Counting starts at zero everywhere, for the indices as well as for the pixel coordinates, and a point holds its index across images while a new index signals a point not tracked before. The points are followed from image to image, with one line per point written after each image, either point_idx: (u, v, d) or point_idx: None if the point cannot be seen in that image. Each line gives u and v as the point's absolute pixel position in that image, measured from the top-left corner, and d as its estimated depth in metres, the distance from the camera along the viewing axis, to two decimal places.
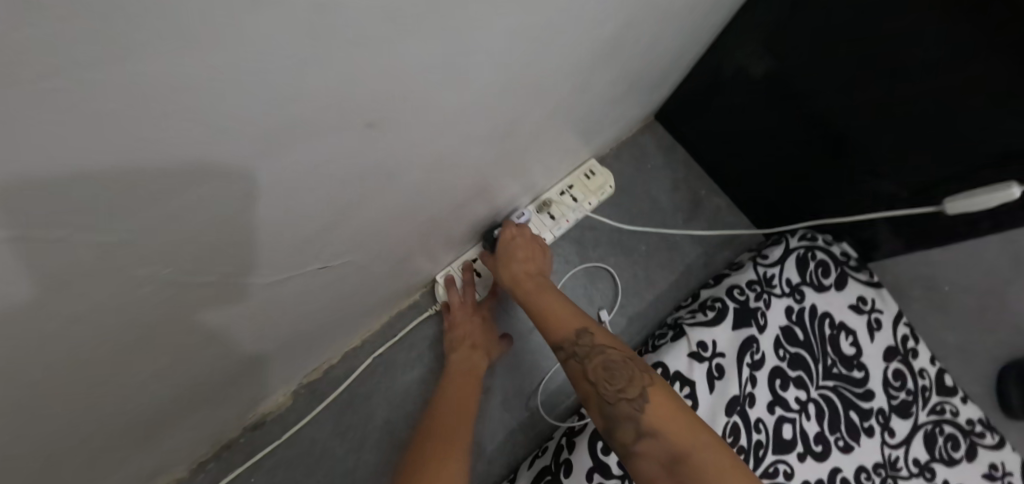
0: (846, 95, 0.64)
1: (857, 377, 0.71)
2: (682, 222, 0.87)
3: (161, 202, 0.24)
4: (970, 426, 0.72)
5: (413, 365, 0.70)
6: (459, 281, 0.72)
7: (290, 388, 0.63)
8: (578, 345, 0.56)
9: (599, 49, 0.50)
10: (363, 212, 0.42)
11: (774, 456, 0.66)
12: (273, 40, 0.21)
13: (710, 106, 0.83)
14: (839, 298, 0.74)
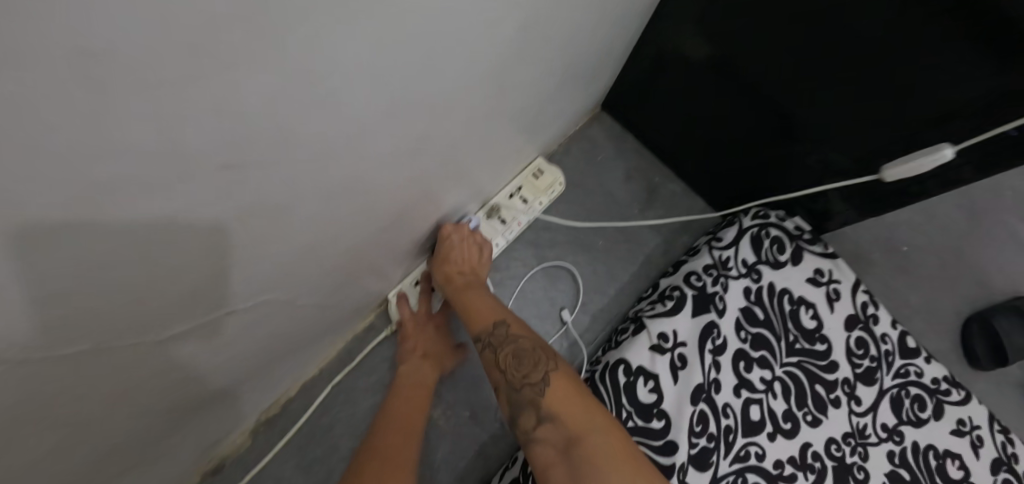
0: (791, 69, 0.63)
1: (820, 351, 0.71)
2: (638, 212, 0.86)
3: (55, 329, 0.23)
4: (936, 384, 0.74)
5: (374, 391, 0.71)
6: (413, 297, 0.73)
7: (247, 429, 0.64)
8: (492, 337, 0.61)
9: (515, 60, 0.49)
10: (288, 264, 0.41)
11: (744, 439, 0.65)
12: (141, 134, 0.20)
13: (655, 91, 0.81)
14: (797, 274, 0.74)
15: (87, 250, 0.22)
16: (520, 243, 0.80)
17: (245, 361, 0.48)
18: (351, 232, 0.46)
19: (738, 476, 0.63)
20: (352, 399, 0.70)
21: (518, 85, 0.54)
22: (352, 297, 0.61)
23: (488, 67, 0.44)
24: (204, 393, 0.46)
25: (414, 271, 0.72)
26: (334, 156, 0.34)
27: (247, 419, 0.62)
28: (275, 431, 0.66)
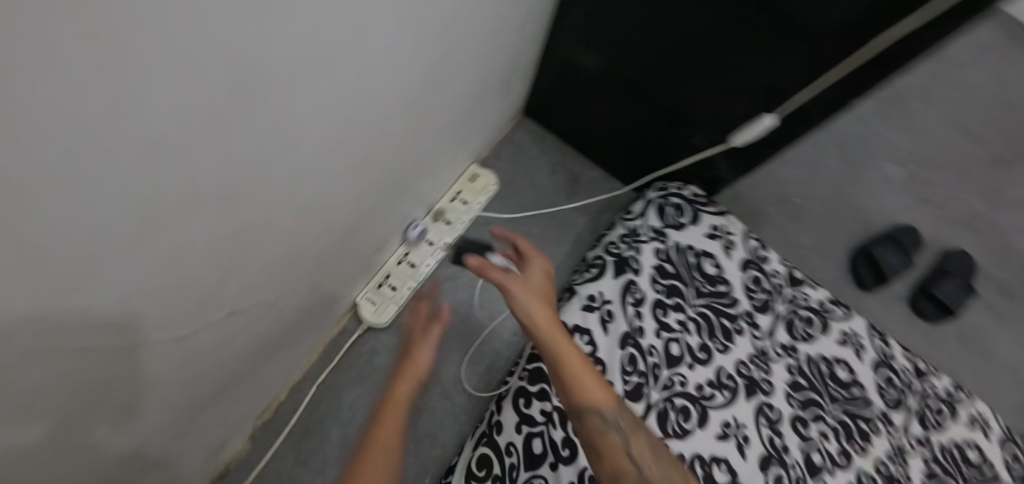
0: (663, 65, 0.78)
1: (723, 292, 0.86)
2: (566, 199, 0.99)
3: (117, 326, 0.33)
4: (820, 306, 0.91)
5: (354, 383, 0.81)
6: (377, 302, 0.82)
7: (246, 434, 0.74)
8: (613, 415, 0.55)
9: (431, 86, 0.60)
10: (269, 274, 0.51)
11: (668, 371, 0.79)
12: (176, 184, 0.30)
13: (563, 94, 0.95)
14: (698, 231, 0.89)
15: (142, 269, 0.32)
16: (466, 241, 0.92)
17: (238, 366, 0.58)
18: (314, 247, 0.57)
19: (667, 400, 0.77)
20: (335, 395, 0.80)
21: (438, 105, 0.66)
22: (323, 304, 0.71)
23: (407, 96, 0.56)
24: (208, 394, 0.55)
25: (374, 277, 0.82)
26: (297, 183, 0.45)
27: (244, 423, 0.72)
28: (270, 433, 0.76)
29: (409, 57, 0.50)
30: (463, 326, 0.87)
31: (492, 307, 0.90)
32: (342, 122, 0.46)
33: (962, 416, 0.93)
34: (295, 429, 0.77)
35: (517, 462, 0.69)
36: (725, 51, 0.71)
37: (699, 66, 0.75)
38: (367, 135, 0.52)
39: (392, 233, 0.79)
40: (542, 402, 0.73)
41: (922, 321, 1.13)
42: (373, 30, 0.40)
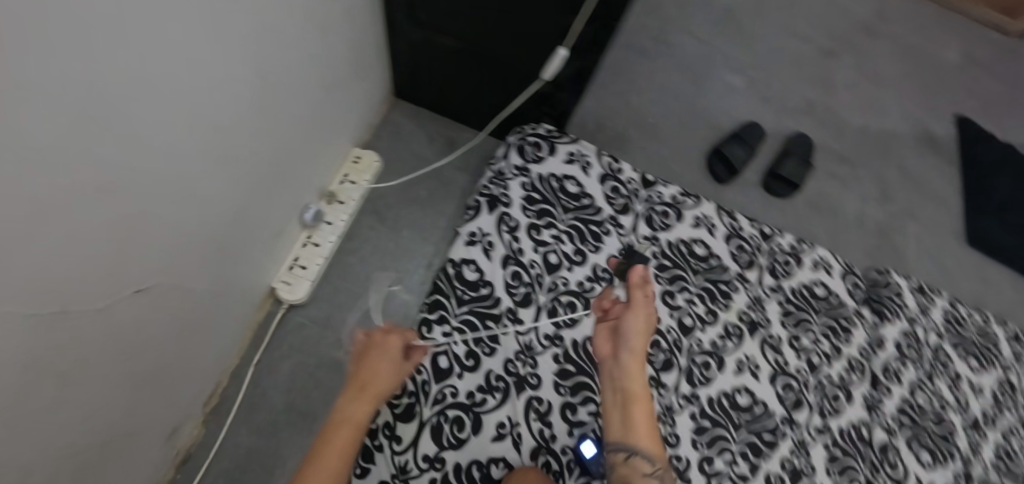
0: (478, 33, 0.90)
1: (588, 205, 1.02)
2: (447, 160, 1.11)
3: (34, 307, 0.44)
4: (672, 199, 1.08)
5: (287, 357, 0.92)
6: (291, 282, 0.93)
7: (198, 421, 0.85)
8: (651, 464, 0.68)
9: (274, 82, 0.71)
10: (168, 264, 0.62)
11: (550, 276, 0.95)
12: (49, 185, 0.40)
13: (418, 70, 1.06)
14: (556, 160, 1.03)
15: (43, 258, 0.43)
16: (361, 217, 1.03)
17: (165, 351, 0.69)
18: (206, 236, 0.68)
19: (554, 299, 0.93)
20: (271, 372, 0.90)
21: (289, 96, 0.77)
22: (235, 295, 0.81)
23: (249, 92, 0.66)
24: (142, 377, 0.66)
25: (285, 260, 0.94)
26: (165, 177, 0.56)
27: (194, 411, 0.83)
28: (220, 416, 0.87)
29: (237, 59, 0.60)
30: (378, 290, 0.98)
31: (399, 267, 1.00)
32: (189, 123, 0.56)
33: (807, 262, 1.13)
34: (241, 408, 0.88)
35: (428, 378, 0.85)
36: (516, 15, 0.83)
37: (505, 29, 0.86)
38: (218, 129, 0.62)
39: (290, 219, 0.89)
40: (441, 326, 0.88)
41: (775, 197, 1.31)
42: (190, 41, 0.50)
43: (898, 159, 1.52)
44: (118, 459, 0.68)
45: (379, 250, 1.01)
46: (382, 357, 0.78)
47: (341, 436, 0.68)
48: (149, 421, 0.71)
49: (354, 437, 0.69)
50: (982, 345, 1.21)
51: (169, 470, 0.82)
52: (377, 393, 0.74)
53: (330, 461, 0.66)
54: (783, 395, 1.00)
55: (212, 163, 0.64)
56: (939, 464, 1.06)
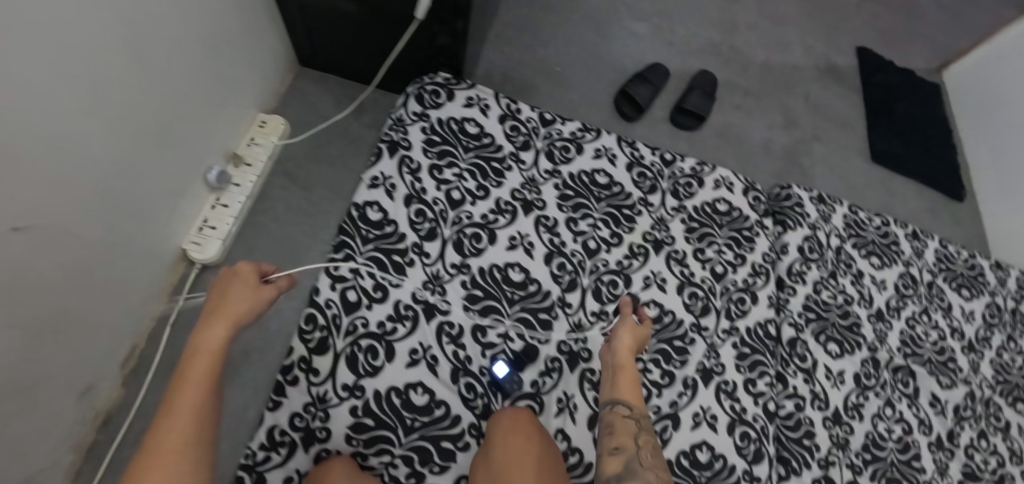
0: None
1: (489, 143, 1.07)
2: (355, 119, 1.15)
3: None
4: (571, 134, 1.14)
5: (204, 315, 0.96)
6: (202, 242, 0.95)
7: (117, 382, 0.88)
8: (637, 416, 0.78)
9: (151, 38, 0.73)
10: (51, 213, 0.64)
11: (454, 211, 1.00)
12: None
13: (313, 37, 1.08)
14: (455, 104, 1.08)
15: None
16: (271, 178, 1.06)
17: (58, 299, 0.70)
18: (90, 184, 0.70)
19: (459, 232, 0.99)
20: (188, 331, 0.94)
21: (172, 54, 0.79)
22: (134, 251, 0.83)
23: (122, 46, 0.68)
24: (41, 328, 0.68)
25: (194, 222, 0.96)
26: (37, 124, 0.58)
27: (109, 373, 0.86)
28: (138, 376, 0.90)
29: (97, 8, 0.62)
30: (292, 245, 1.01)
31: (311, 222, 1.04)
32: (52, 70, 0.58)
33: (709, 183, 1.20)
34: (160, 366, 0.91)
35: (338, 312, 0.90)
36: None
37: None
38: (87, 78, 0.63)
39: (193, 180, 0.92)
40: (347, 263, 0.92)
41: (684, 131, 1.37)
42: None
43: (804, 89, 1.59)
44: (30, 415, 0.70)
45: (292, 207, 1.04)
46: (232, 286, 0.73)
47: (197, 363, 0.66)
48: (54, 376, 0.73)
49: (213, 363, 0.66)
50: (884, 244, 1.29)
51: (90, 431, 0.85)
52: (230, 315, 0.70)
53: (194, 389, 0.63)
54: (690, 304, 1.07)
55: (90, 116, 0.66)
56: (845, 353, 1.14)
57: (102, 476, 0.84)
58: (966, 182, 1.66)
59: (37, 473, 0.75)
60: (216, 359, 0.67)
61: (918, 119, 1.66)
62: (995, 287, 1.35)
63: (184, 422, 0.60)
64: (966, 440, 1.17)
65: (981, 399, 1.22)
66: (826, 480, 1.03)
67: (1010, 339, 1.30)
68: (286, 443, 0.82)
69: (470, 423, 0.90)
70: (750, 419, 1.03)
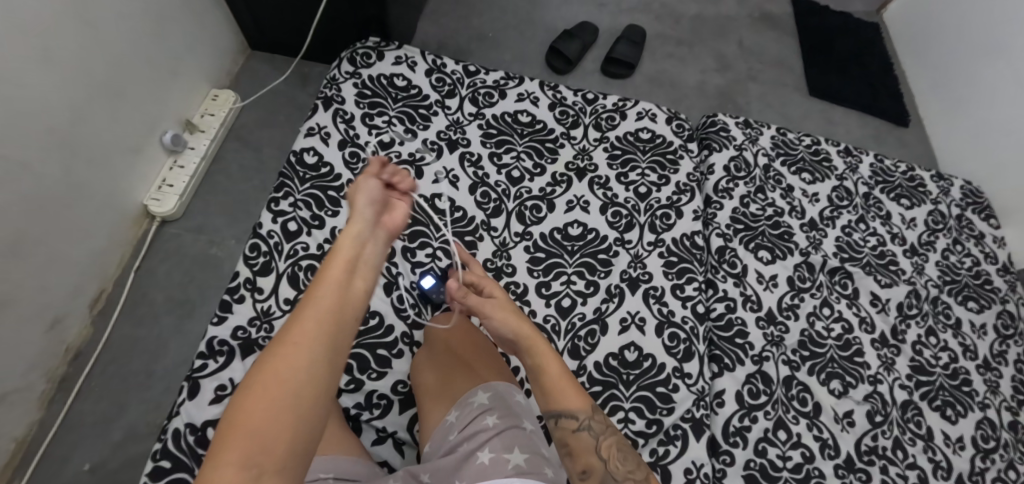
0: None
1: (416, 94, 1.19)
2: (301, 88, 1.33)
3: None
4: (495, 82, 1.25)
5: (164, 261, 1.09)
6: (157, 197, 1.10)
7: (86, 322, 1.00)
8: (590, 426, 0.69)
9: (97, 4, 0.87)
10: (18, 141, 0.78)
11: (385, 151, 1.11)
12: None
13: (258, 24, 1.26)
14: (384, 63, 1.20)
15: None
16: (224, 144, 1.22)
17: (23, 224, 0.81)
18: (49, 122, 0.83)
19: None
20: (150, 274, 1.08)
21: (120, 22, 0.93)
22: (100, 200, 0.97)
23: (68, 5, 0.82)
24: (9, 243, 0.79)
25: (154, 181, 1.11)
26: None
27: (79, 310, 0.98)
28: (106, 315, 1.03)
29: None
30: (244, 193, 1.19)
31: (258, 175, 1.21)
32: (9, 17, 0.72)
33: (631, 115, 1.28)
34: (125, 306, 1.04)
35: (279, 240, 0.98)
36: None
37: None
38: (40, 28, 0.77)
39: (157, 140, 1.09)
40: (287, 199, 1.01)
41: (615, 80, 1.48)
42: None
43: (736, 37, 1.67)
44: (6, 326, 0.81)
45: (243, 166, 1.21)
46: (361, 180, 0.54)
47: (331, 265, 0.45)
48: (26, 295, 0.84)
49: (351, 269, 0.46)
50: (815, 162, 1.33)
51: (62, 364, 0.96)
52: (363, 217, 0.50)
53: (334, 286, 0.43)
54: (614, 221, 1.14)
55: (46, 61, 0.80)
56: (777, 259, 1.18)
57: (72, 402, 0.94)
58: (911, 109, 1.69)
59: (11, 392, 0.86)
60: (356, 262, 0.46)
61: (855, 55, 1.72)
62: (939, 195, 1.36)
63: (321, 343, 0.41)
64: (913, 337, 1.18)
65: (928, 298, 1.23)
66: (760, 374, 1.06)
67: (957, 242, 1.31)
68: (225, 352, 0.87)
69: (403, 332, 0.97)
70: (679, 321, 1.07)
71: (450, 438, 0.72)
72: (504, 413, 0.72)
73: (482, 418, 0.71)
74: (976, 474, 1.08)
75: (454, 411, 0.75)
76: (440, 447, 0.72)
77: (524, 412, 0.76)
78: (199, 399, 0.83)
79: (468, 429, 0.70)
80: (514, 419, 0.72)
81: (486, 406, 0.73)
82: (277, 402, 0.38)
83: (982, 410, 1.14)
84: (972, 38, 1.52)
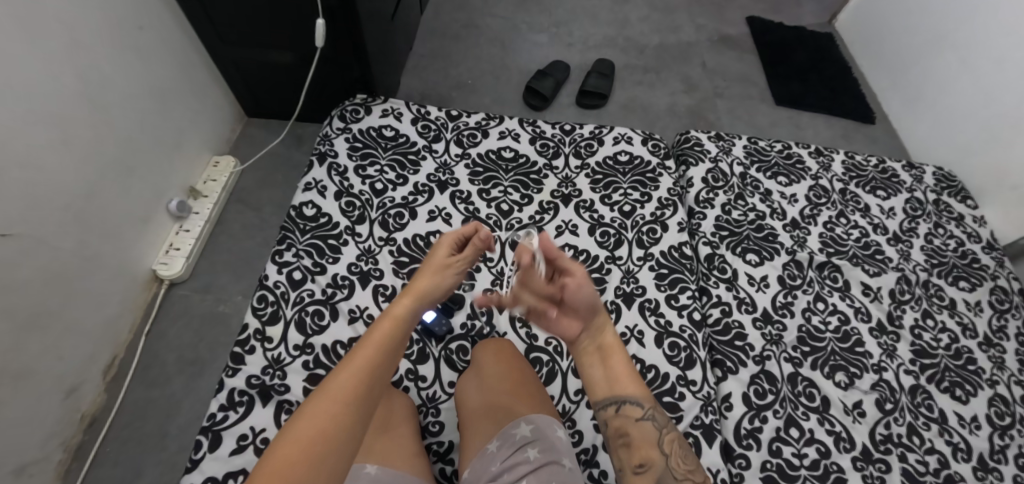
0: (277, 60, 1.23)
1: (404, 142, 1.26)
2: (296, 148, 1.40)
3: None
4: (477, 123, 1.33)
5: (170, 324, 1.13)
6: (165, 261, 1.15)
7: (100, 389, 1.03)
8: (651, 416, 0.70)
9: (105, 91, 0.96)
10: (33, 222, 0.84)
11: (379, 198, 1.16)
12: None
13: (255, 98, 1.37)
14: (371, 116, 1.28)
15: None
16: (227, 207, 1.29)
17: (41, 298, 0.87)
18: (63, 202, 0.89)
19: (384, 213, 1.15)
20: (160, 337, 1.11)
21: (127, 106, 1.02)
22: (113, 268, 1.03)
23: (74, 95, 0.89)
24: (20, 320, 0.84)
25: (162, 246, 1.17)
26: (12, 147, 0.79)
27: (92, 379, 1.01)
28: (119, 381, 1.06)
29: (55, 64, 0.85)
30: (249, 252, 1.24)
31: (260, 234, 1.27)
32: (17, 111, 0.79)
33: (608, 140, 1.35)
34: (137, 370, 1.07)
35: (286, 289, 1.02)
36: (300, 35, 1.16)
37: (295, 47, 1.20)
38: (51, 119, 0.85)
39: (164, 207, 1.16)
40: (290, 251, 1.06)
41: (590, 110, 1.58)
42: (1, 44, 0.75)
43: (699, 59, 1.78)
44: (15, 400, 0.84)
45: (246, 225, 1.27)
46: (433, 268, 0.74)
47: (382, 326, 0.63)
48: (36, 370, 0.88)
49: (396, 332, 0.64)
50: (788, 165, 1.39)
51: (78, 431, 0.99)
52: (422, 289, 0.70)
53: (378, 342, 0.61)
54: (603, 241, 1.18)
55: (57, 149, 0.87)
56: (764, 260, 1.22)
57: (89, 470, 0.97)
58: (875, 107, 1.77)
59: (28, 464, 0.89)
60: (402, 328, 0.65)
61: (813, 64, 1.82)
62: (913, 184, 1.41)
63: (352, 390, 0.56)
64: (910, 321, 1.19)
65: (918, 282, 1.25)
66: (764, 374, 1.07)
67: (938, 226, 1.35)
68: (245, 402, 0.90)
69: (407, 368, 0.99)
70: (678, 330, 1.09)
71: (490, 468, 0.73)
72: (546, 448, 0.73)
73: (522, 451, 0.72)
74: (996, 453, 1.07)
75: (495, 440, 0.76)
76: (479, 475, 0.73)
77: (567, 449, 0.76)
78: (220, 451, 0.86)
79: (510, 459, 0.72)
80: (554, 455, 0.73)
81: (527, 438, 0.74)
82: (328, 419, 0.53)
83: (992, 387, 1.14)
84: (919, 35, 1.63)
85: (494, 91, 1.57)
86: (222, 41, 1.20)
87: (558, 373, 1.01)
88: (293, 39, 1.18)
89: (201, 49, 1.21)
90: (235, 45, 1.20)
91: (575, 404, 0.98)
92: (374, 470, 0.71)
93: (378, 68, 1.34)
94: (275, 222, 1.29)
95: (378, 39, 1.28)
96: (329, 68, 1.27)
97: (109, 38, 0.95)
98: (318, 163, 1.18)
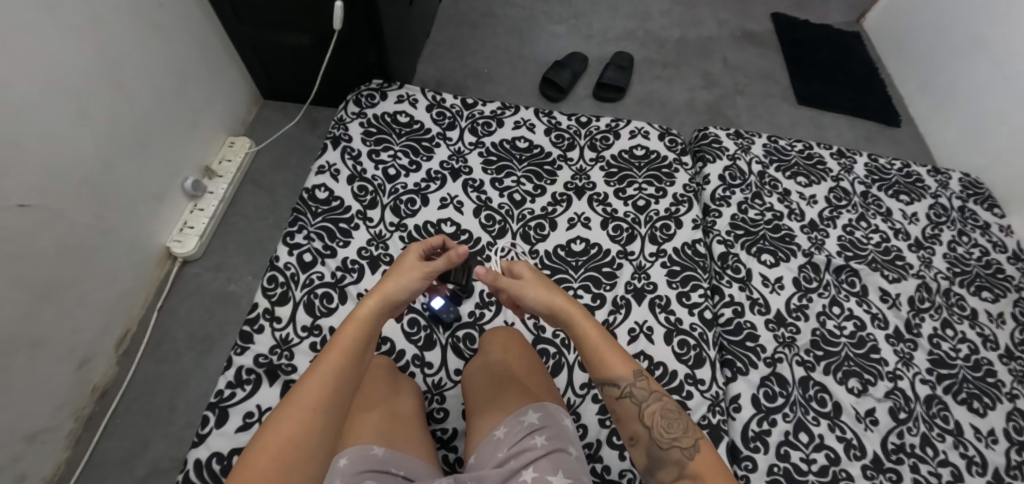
0: (295, 43, 1.23)
1: (419, 128, 1.25)
2: (311, 132, 1.40)
3: None
4: (492, 112, 1.31)
5: (184, 301, 1.14)
6: (179, 239, 1.16)
7: (112, 362, 1.04)
8: (632, 387, 0.67)
9: (126, 66, 0.97)
10: (54, 192, 0.86)
11: (391, 183, 1.16)
12: None
13: (272, 81, 1.37)
14: (387, 102, 1.27)
15: None
16: (240, 188, 1.29)
17: (57, 268, 0.88)
18: (83, 173, 0.91)
19: (396, 199, 1.14)
20: (172, 313, 1.12)
21: (147, 82, 1.03)
22: (127, 242, 1.04)
23: (94, 71, 0.90)
24: (37, 288, 0.85)
25: (176, 224, 1.18)
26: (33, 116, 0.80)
27: (105, 351, 1.03)
28: (130, 355, 1.07)
29: (77, 38, 0.86)
30: (262, 233, 1.24)
31: (272, 216, 1.27)
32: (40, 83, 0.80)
33: (624, 134, 1.33)
34: (149, 344, 1.09)
35: (296, 270, 1.02)
36: (318, 18, 1.16)
37: (312, 30, 1.20)
38: (73, 91, 0.86)
39: (180, 185, 1.16)
40: (301, 233, 1.06)
41: (606, 103, 1.56)
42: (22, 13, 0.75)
43: (720, 55, 1.74)
44: (27, 368, 0.85)
45: (259, 207, 1.28)
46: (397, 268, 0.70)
47: (348, 331, 0.61)
48: (49, 339, 0.89)
49: (363, 337, 0.62)
50: (809, 165, 1.36)
51: (89, 402, 1.00)
52: (389, 289, 0.66)
53: (344, 349, 0.60)
54: (615, 235, 1.16)
55: (77, 125, 0.88)
56: (780, 261, 1.19)
57: (99, 440, 0.98)
58: (901, 110, 1.73)
59: (40, 431, 0.90)
60: (365, 334, 0.63)
61: (839, 63, 1.78)
62: (938, 189, 1.38)
63: (315, 404, 0.55)
64: (929, 331, 1.16)
65: (939, 290, 1.21)
66: (775, 376, 1.05)
67: (962, 234, 1.31)
68: (252, 380, 0.91)
69: (414, 355, 0.99)
70: (688, 328, 1.07)
71: (497, 454, 0.72)
72: (553, 435, 0.72)
73: (529, 438, 0.72)
74: (1013, 469, 1.03)
75: (502, 426, 0.75)
76: (486, 461, 0.73)
77: (574, 438, 0.75)
78: (226, 427, 0.86)
79: (516, 446, 0.71)
80: (561, 443, 0.72)
81: (535, 425, 0.73)
82: (292, 434, 0.53)
83: (1011, 401, 1.10)
84: (951, 36, 1.57)
85: (511, 81, 1.56)
86: (241, 23, 1.20)
87: (564, 366, 1.00)
88: (310, 22, 1.17)
89: (220, 31, 1.22)
90: (253, 26, 1.21)
91: (580, 397, 0.97)
92: (382, 452, 0.70)
93: (395, 53, 1.34)
94: (287, 204, 1.29)
95: (396, 23, 1.28)
96: (346, 52, 1.26)
97: (130, 12, 0.96)
98: (331, 147, 1.18)
